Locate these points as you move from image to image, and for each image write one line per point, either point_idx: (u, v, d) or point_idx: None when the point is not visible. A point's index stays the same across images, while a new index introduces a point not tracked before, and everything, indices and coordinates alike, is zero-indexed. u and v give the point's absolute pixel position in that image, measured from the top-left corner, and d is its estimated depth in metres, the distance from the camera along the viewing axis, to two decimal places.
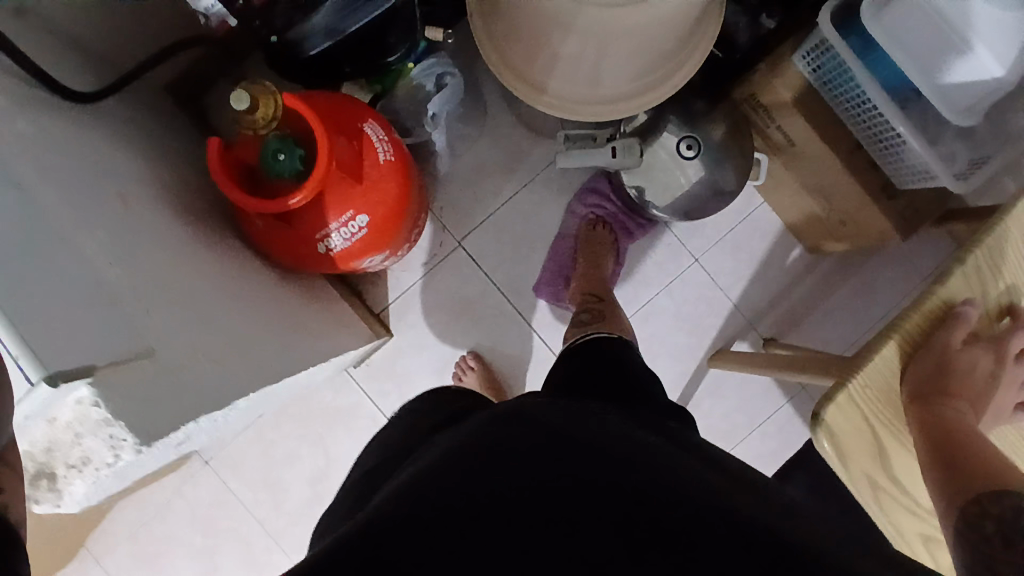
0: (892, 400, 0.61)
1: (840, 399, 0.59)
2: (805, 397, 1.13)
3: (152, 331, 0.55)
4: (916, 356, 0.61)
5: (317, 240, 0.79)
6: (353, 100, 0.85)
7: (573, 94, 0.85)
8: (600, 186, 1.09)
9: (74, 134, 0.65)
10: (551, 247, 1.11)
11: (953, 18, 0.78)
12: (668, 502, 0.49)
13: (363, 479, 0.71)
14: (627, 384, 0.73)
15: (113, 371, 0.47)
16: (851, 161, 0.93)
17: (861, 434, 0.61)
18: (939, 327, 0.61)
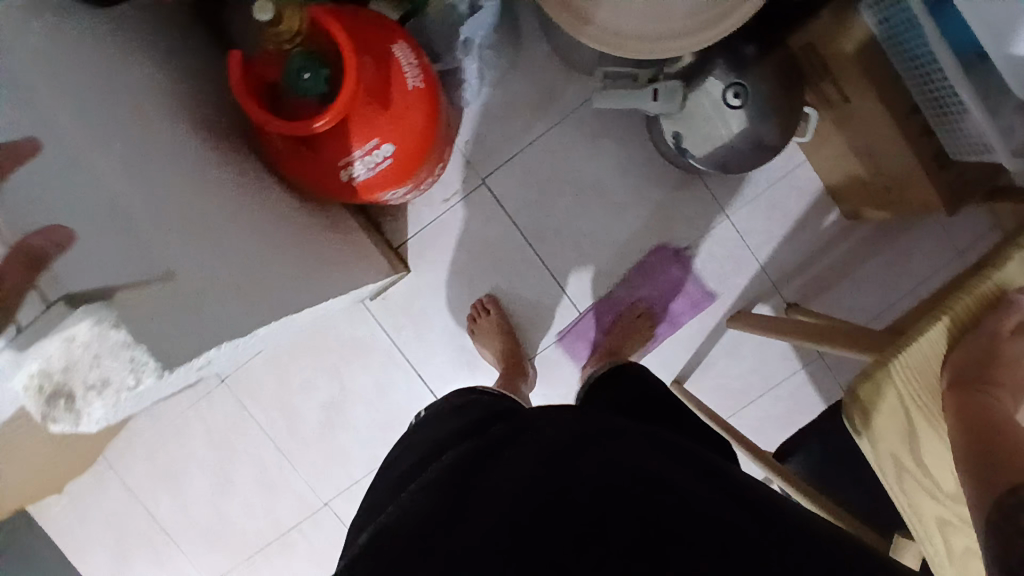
0: (931, 382, 0.59)
1: (878, 375, 0.58)
2: (822, 365, 1.11)
3: (173, 258, 0.53)
4: (962, 339, 0.59)
5: (339, 167, 0.76)
6: (382, 18, 0.79)
7: (617, 26, 0.78)
8: (669, 268, 1.09)
9: (92, 39, 0.61)
10: (593, 308, 1.10)
11: None
12: (674, 537, 0.50)
13: (403, 463, 0.75)
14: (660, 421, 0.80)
15: (132, 294, 0.47)
16: (905, 125, 0.86)
17: (895, 415, 0.60)
18: (988, 311, 0.59)
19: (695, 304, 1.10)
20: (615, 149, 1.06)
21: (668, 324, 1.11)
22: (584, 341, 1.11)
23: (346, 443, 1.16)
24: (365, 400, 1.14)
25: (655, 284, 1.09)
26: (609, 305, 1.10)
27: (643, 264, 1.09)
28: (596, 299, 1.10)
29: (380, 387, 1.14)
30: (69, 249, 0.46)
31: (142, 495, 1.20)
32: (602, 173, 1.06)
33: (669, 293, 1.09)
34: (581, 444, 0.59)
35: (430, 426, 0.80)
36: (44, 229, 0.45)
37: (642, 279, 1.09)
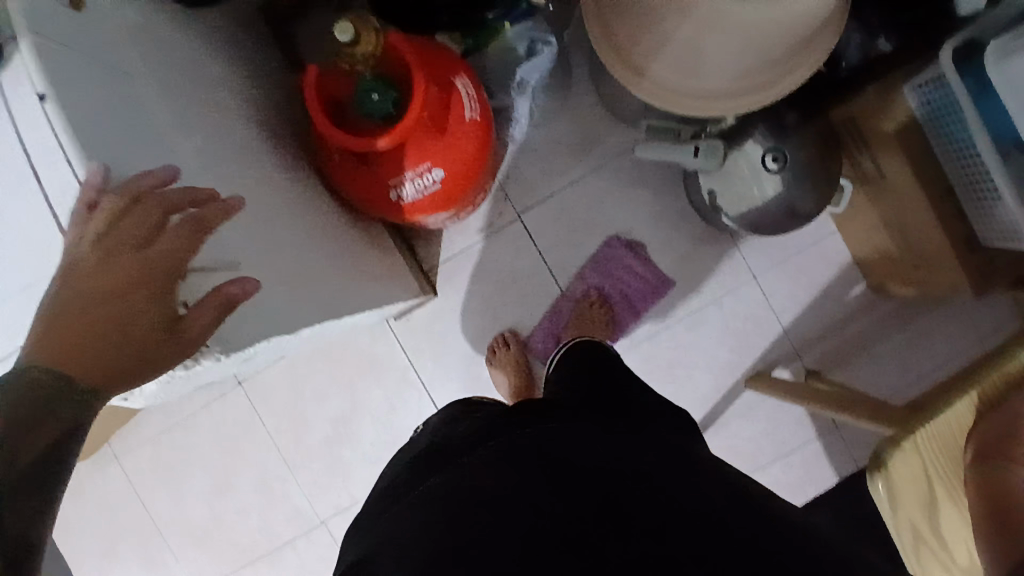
0: (953, 454, 0.63)
1: (904, 444, 0.62)
2: (837, 436, 1.11)
3: (239, 248, 0.56)
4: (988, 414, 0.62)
5: (390, 185, 0.79)
6: (449, 52, 0.84)
7: (669, 81, 0.82)
8: (620, 259, 1.09)
9: (179, 39, 0.65)
10: (552, 305, 1.11)
11: None
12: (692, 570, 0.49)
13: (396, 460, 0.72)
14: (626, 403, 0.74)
15: (199, 277, 0.50)
16: (938, 207, 0.89)
17: (916, 479, 0.63)
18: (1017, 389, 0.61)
19: (654, 290, 1.10)
20: (650, 200, 1.09)
21: (632, 314, 1.11)
22: (549, 337, 1.12)
23: (351, 459, 1.16)
24: (376, 419, 1.15)
25: (607, 275, 1.10)
26: (567, 301, 1.11)
27: (593, 257, 1.10)
28: (556, 299, 1.11)
29: (392, 408, 1.15)
30: (253, 293, 0.51)
31: (142, 485, 1.19)
32: (635, 221, 1.09)
33: (624, 282, 1.10)
34: (582, 439, 0.59)
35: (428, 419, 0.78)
36: (240, 278, 0.51)
37: (595, 272, 1.10)
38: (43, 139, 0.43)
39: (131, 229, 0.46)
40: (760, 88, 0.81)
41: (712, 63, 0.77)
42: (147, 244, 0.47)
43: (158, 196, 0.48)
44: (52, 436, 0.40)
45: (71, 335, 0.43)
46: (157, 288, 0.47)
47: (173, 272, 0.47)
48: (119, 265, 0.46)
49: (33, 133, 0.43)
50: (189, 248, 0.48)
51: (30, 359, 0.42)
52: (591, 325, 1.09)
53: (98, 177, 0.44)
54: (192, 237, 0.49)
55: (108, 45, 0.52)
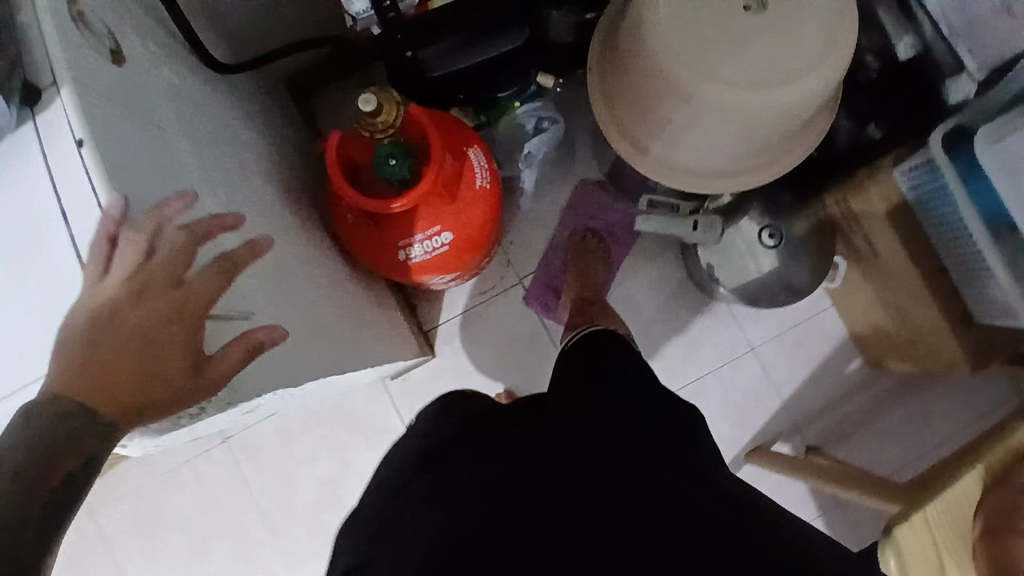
0: (962, 531, 0.63)
1: (914, 518, 0.63)
2: (839, 514, 1.09)
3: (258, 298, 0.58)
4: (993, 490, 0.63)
5: (399, 246, 0.82)
6: (463, 124, 0.89)
7: (670, 159, 0.86)
8: (593, 197, 1.12)
9: (209, 100, 0.69)
10: (542, 258, 1.12)
11: None
12: None
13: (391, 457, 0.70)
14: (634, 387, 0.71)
15: (220, 327, 0.50)
16: (932, 284, 0.91)
17: (928, 561, 0.64)
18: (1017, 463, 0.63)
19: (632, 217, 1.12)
20: (650, 270, 1.12)
21: (620, 246, 1.11)
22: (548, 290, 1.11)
23: (338, 525, 1.12)
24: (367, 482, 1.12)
25: (588, 216, 1.12)
26: (553, 245, 1.12)
27: (569, 205, 1.12)
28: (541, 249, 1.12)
29: None
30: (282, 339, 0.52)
31: (114, 551, 1.12)
32: (635, 290, 1.11)
33: (604, 216, 1.11)
34: (595, 469, 0.57)
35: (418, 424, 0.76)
36: (268, 327, 0.52)
37: (575, 217, 1.12)
38: (75, 182, 0.44)
39: (162, 266, 0.47)
40: (762, 167, 0.85)
41: (712, 144, 0.81)
42: (178, 281, 0.47)
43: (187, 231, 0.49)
44: (71, 466, 0.41)
45: (97, 371, 0.43)
46: (187, 328, 0.47)
47: (200, 315, 0.48)
48: (152, 305, 0.46)
49: (68, 179, 0.44)
50: (217, 292, 0.49)
51: (57, 392, 0.42)
52: (585, 252, 1.08)
53: (120, 211, 0.43)
54: (220, 281, 0.50)
55: (146, 105, 0.55)
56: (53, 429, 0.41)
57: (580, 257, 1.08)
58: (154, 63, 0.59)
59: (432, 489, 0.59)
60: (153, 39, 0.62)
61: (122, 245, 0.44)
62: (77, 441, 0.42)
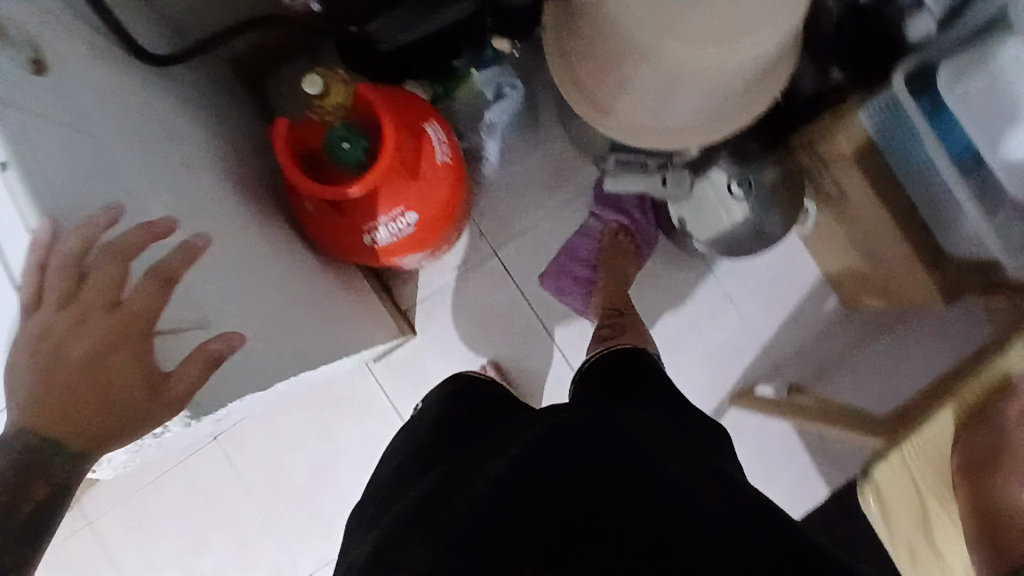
0: (944, 469, 0.67)
1: (891, 458, 0.68)
2: (823, 450, 1.12)
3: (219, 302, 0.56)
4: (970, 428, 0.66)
5: (364, 231, 0.80)
6: (419, 98, 0.86)
7: (635, 116, 0.84)
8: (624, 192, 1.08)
9: (147, 98, 0.65)
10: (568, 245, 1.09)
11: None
12: (681, 533, 0.52)
13: (403, 449, 0.79)
14: (634, 377, 0.80)
15: (179, 338, 0.48)
16: (902, 222, 0.92)
17: (908, 499, 0.70)
18: (1001, 395, 0.65)
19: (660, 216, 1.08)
20: None
21: (647, 243, 1.09)
22: (568, 279, 1.08)
23: (334, 508, 1.13)
24: (358, 465, 1.12)
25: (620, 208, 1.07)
26: (581, 239, 1.09)
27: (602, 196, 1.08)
28: (567, 240, 1.10)
29: (375, 452, 1.13)
30: (241, 345, 0.49)
31: (110, 554, 1.11)
32: None
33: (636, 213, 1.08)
34: (575, 435, 0.63)
35: (422, 429, 0.80)
36: (223, 333, 0.48)
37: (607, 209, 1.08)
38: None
39: (99, 288, 0.43)
40: (728, 120, 0.83)
41: (674, 99, 0.79)
42: (117, 302, 0.44)
43: (115, 246, 0.44)
44: (46, 489, 0.39)
45: (57, 395, 0.41)
46: (135, 347, 0.44)
47: (143, 335, 0.44)
48: (93, 326, 0.43)
49: None
50: (157, 308, 0.45)
51: (19, 426, 0.39)
52: (616, 251, 1.05)
53: (48, 237, 0.41)
54: (156, 297, 0.45)
55: (76, 112, 0.51)
56: (20, 459, 0.39)
57: (611, 255, 1.05)
58: (79, 64, 0.56)
59: (433, 492, 0.63)
60: (77, 35, 0.58)
61: (50, 275, 0.42)
62: (44, 469, 0.39)
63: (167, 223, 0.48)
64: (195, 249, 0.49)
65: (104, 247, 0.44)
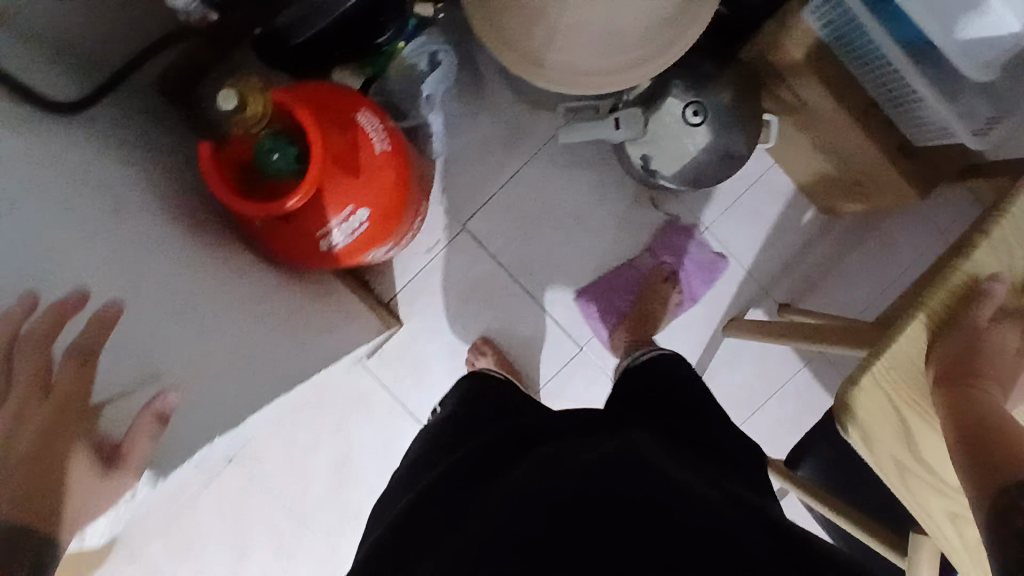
0: (915, 378, 0.64)
1: (863, 380, 0.63)
2: (823, 360, 1.11)
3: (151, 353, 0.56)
4: (941, 333, 0.64)
5: (318, 237, 0.78)
6: (346, 89, 0.83)
7: (572, 65, 0.79)
8: (687, 239, 1.08)
9: (67, 146, 0.62)
10: (611, 273, 1.09)
11: None
12: (701, 547, 0.52)
13: (414, 460, 0.81)
14: (668, 388, 0.81)
15: (115, 407, 0.49)
16: (865, 120, 0.89)
17: (886, 414, 0.65)
18: (966, 301, 0.63)
19: (710, 274, 1.09)
20: (589, 177, 1.08)
21: (688, 300, 1.10)
22: (604, 305, 1.09)
23: (361, 502, 1.14)
24: (374, 458, 1.13)
25: (676, 254, 1.08)
26: (630, 270, 1.09)
27: (663, 235, 1.09)
28: (616, 266, 1.09)
29: (388, 443, 1.13)
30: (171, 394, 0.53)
31: None
32: (579, 202, 1.08)
33: (689, 263, 1.08)
34: (591, 446, 0.63)
35: (428, 445, 0.81)
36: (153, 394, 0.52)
37: (665, 250, 1.08)
38: None
39: (24, 378, 0.43)
40: (673, 44, 0.78)
41: None
42: (46, 390, 0.44)
43: (34, 330, 0.45)
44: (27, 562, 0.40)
45: (23, 481, 0.41)
46: (79, 422, 0.45)
47: (84, 409, 0.46)
48: (32, 417, 0.43)
49: None
50: (85, 384, 0.46)
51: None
52: (658, 295, 1.07)
53: None
54: (81, 374, 0.46)
55: None
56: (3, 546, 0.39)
57: (651, 299, 1.07)
58: None
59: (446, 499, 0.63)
60: None
61: None
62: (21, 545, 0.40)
63: (74, 294, 0.50)
64: (104, 318, 0.51)
65: (28, 332, 0.45)
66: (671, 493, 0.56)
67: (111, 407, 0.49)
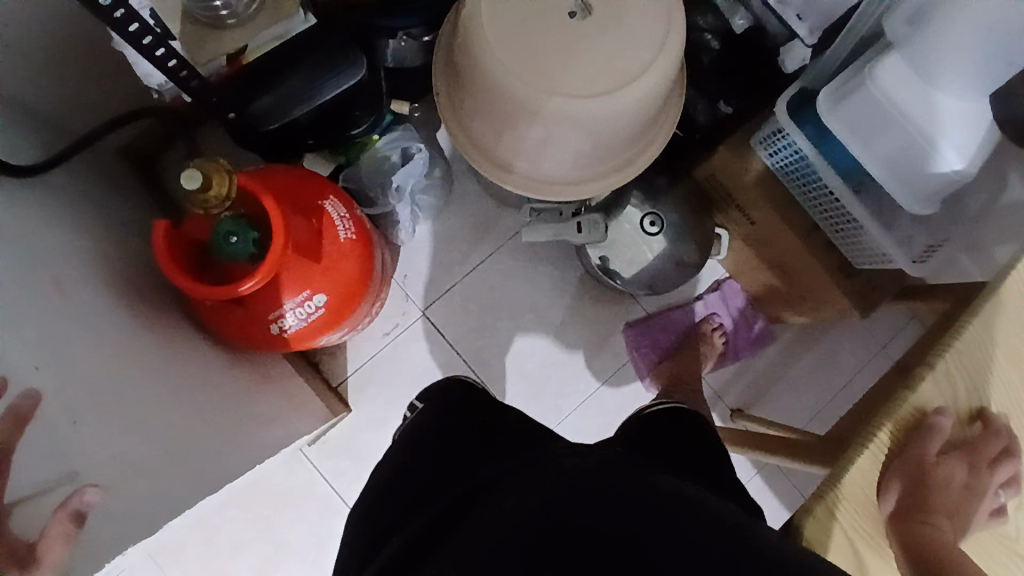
0: (871, 512, 0.68)
1: (818, 510, 0.67)
2: (775, 468, 1.11)
3: (75, 449, 0.51)
4: (893, 462, 0.69)
5: (270, 320, 0.75)
6: (315, 175, 0.83)
7: (538, 174, 0.83)
8: (740, 297, 1.11)
9: (12, 210, 0.59)
10: (664, 313, 1.10)
11: (917, 115, 0.77)
12: None
13: (373, 483, 0.68)
14: (691, 444, 0.78)
15: (27, 508, 0.45)
16: (810, 243, 0.94)
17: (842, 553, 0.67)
18: (915, 430, 0.69)
19: (755, 337, 1.11)
20: (551, 273, 1.09)
21: (731, 357, 1.10)
22: (652, 342, 1.09)
23: None
24: (305, 559, 1.04)
25: (728, 308, 1.10)
26: (679, 315, 1.10)
27: (721, 287, 1.10)
28: (670, 306, 1.10)
29: (324, 542, 1.04)
30: (93, 487, 0.52)
31: None
32: (540, 296, 1.09)
33: (736, 321, 1.10)
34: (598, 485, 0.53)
35: (388, 471, 0.68)
36: (77, 486, 0.50)
37: (719, 303, 1.10)
38: None
39: None
40: (634, 156, 0.83)
41: (573, 152, 0.79)
42: None
43: None
44: None
45: None
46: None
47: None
48: None
49: None
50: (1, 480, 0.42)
51: None
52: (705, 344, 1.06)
53: None
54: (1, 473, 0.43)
55: None
56: None
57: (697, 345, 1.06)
58: None
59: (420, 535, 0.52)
60: None
61: None
62: None
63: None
64: (23, 413, 0.46)
65: None
66: (665, 518, 0.51)
67: (27, 505, 0.45)
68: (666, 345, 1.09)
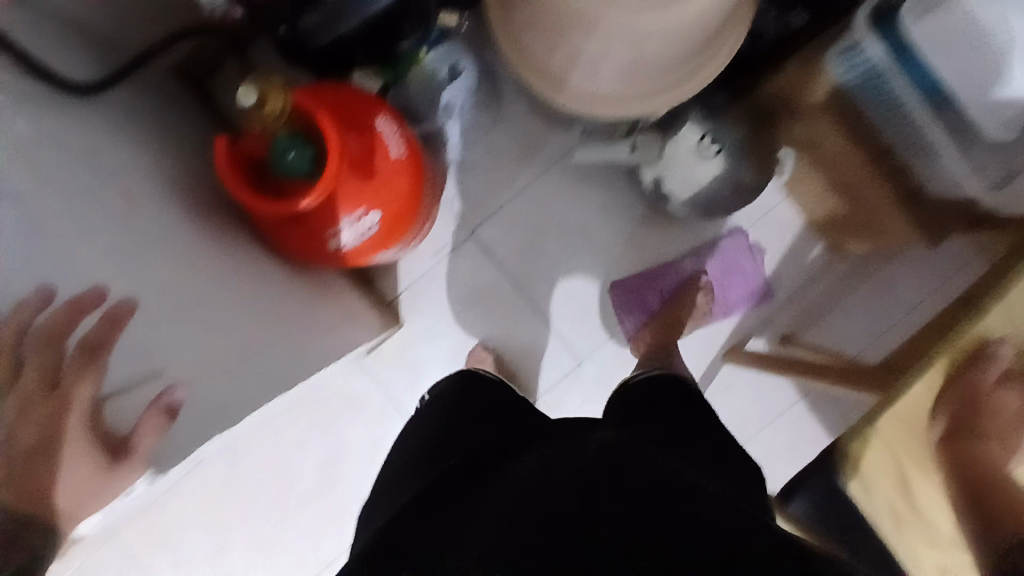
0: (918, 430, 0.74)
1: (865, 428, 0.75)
2: (820, 393, 1.11)
3: (155, 349, 0.56)
4: (947, 389, 0.72)
5: (328, 236, 0.77)
6: (365, 92, 0.83)
7: (591, 90, 0.81)
8: (737, 254, 1.07)
9: (80, 130, 0.62)
10: (651, 272, 1.08)
11: (998, 36, 0.71)
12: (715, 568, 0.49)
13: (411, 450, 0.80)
14: (690, 412, 0.84)
15: (117, 403, 0.51)
16: (881, 160, 0.90)
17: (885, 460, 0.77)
18: (972, 366, 0.69)
19: (751, 292, 1.08)
20: (600, 194, 1.07)
21: (723, 311, 1.09)
22: (638, 301, 1.08)
23: (346, 501, 1.12)
24: (363, 456, 1.12)
25: (721, 265, 1.08)
26: (668, 273, 1.08)
27: (717, 245, 1.08)
28: (660, 264, 1.08)
29: (380, 442, 1.12)
30: (176, 386, 0.57)
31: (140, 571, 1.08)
32: (588, 217, 1.08)
33: (729, 278, 1.08)
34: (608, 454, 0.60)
35: (428, 433, 0.81)
36: (162, 385, 0.55)
37: (713, 260, 1.08)
38: None
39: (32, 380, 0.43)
40: (695, 70, 0.78)
41: (628, 68, 0.76)
42: (53, 383, 0.45)
43: (50, 323, 0.46)
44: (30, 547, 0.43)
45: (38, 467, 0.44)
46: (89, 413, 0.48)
47: (92, 401, 0.48)
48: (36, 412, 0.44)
49: None
50: (91, 377, 0.48)
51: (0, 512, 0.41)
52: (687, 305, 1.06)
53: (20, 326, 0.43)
54: (92, 372, 0.48)
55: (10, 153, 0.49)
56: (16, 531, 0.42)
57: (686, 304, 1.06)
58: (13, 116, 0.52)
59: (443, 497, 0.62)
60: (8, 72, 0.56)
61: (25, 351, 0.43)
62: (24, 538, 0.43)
63: (94, 293, 0.50)
64: (120, 315, 0.52)
65: (40, 324, 0.45)
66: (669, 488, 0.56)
67: (116, 401, 0.51)
68: (653, 304, 1.08)
